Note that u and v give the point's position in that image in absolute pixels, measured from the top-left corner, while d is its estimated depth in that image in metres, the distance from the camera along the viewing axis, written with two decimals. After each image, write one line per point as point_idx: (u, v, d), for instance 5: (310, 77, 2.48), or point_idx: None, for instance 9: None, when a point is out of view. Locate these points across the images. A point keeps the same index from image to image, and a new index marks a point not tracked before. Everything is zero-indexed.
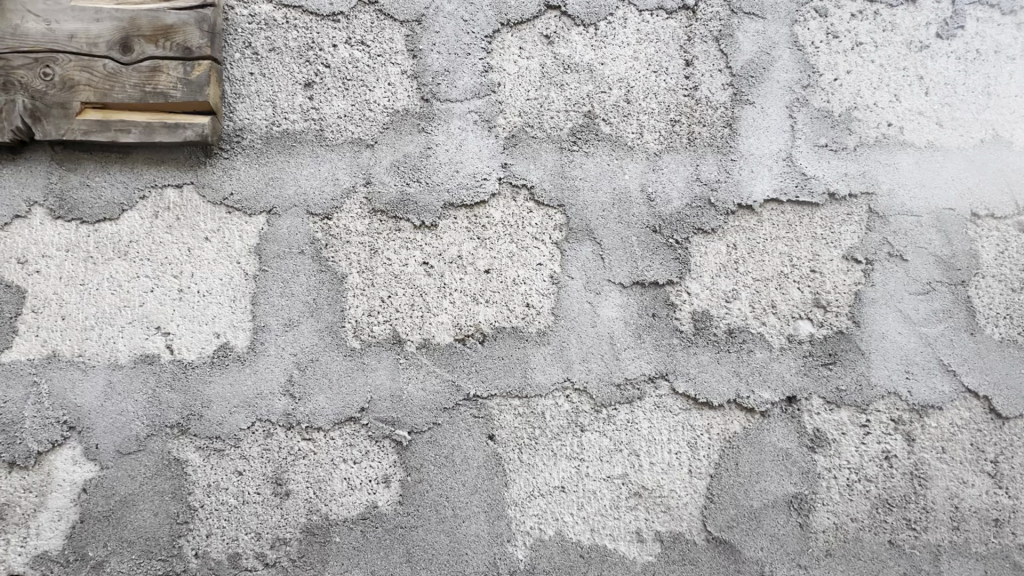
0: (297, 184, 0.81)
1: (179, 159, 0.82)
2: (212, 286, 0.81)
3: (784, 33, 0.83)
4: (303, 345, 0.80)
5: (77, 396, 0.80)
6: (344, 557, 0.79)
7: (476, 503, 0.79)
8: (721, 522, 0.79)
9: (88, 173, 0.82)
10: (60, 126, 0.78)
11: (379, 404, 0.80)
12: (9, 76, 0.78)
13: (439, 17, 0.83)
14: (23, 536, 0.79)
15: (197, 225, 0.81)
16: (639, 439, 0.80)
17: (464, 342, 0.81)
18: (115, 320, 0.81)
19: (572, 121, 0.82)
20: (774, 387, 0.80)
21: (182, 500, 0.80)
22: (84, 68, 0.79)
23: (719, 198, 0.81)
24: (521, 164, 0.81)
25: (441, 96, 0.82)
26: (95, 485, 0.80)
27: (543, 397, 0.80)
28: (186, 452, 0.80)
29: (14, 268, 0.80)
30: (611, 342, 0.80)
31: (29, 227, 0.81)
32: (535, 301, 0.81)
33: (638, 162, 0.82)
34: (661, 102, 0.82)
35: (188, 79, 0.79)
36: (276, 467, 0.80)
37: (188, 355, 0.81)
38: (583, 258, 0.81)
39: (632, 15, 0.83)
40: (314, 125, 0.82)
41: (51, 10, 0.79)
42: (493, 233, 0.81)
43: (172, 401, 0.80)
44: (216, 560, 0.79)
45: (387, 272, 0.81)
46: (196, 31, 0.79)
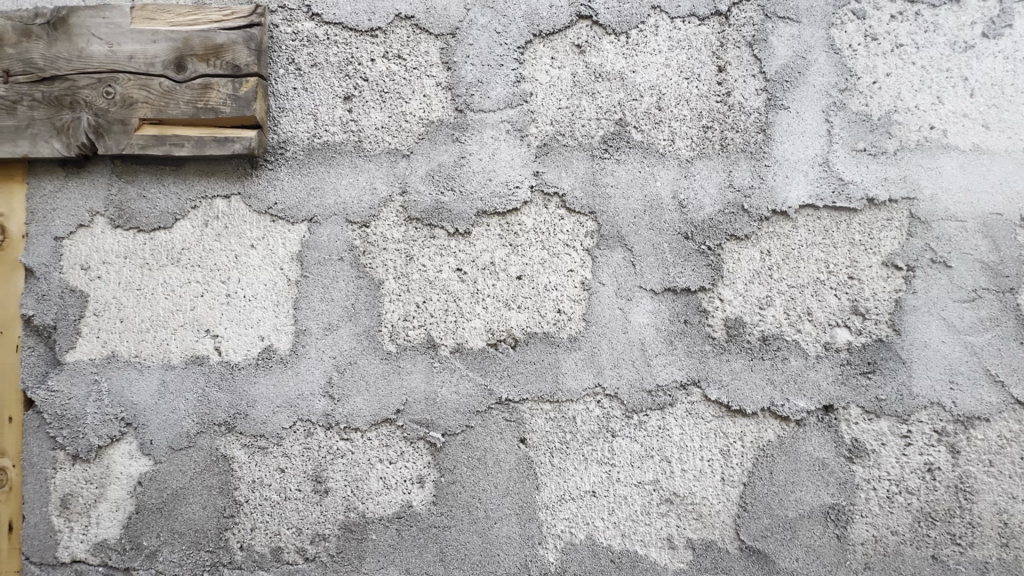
0: (337, 194, 0.85)
1: (227, 170, 0.86)
2: (257, 291, 0.85)
3: (820, 37, 0.82)
4: (342, 349, 0.84)
5: (134, 394, 0.85)
6: (381, 555, 0.82)
7: (507, 505, 0.81)
8: (754, 531, 0.78)
9: (145, 184, 0.87)
10: (119, 142, 0.84)
11: (414, 406, 0.82)
12: (76, 95, 0.84)
13: (472, 30, 0.85)
14: (85, 524, 0.85)
15: (244, 233, 0.86)
16: (670, 445, 0.80)
17: (497, 346, 0.82)
18: (169, 323, 0.86)
19: (603, 129, 0.83)
20: (810, 395, 0.79)
21: (228, 495, 0.84)
22: (142, 86, 0.84)
23: (753, 205, 0.81)
24: (553, 172, 0.83)
25: (475, 106, 0.84)
26: (149, 479, 0.84)
27: (574, 403, 0.81)
28: (232, 449, 0.84)
29: (79, 274, 0.86)
30: (642, 349, 0.81)
31: (92, 235, 0.86)
32: (566, 307, 0.82)
33: (670, 169, 0.82)
34: (693, 109, 0.82)
35: (237, 95, 0.83)
36: (316, 465, 0.84)
37: (235, 357, 0.85)
38: (614, 264, 0.81)
39: (664, 22, 0.83)
40: (353, 137, 0.86)
41: (112, 32, 0.84)
42: (525, 240, 0.82)
43: (220, 400, 0.84)
44: (261, 553, 0.83)
45: (422, 278, 0.83)
46: (244, 49, 0.83)
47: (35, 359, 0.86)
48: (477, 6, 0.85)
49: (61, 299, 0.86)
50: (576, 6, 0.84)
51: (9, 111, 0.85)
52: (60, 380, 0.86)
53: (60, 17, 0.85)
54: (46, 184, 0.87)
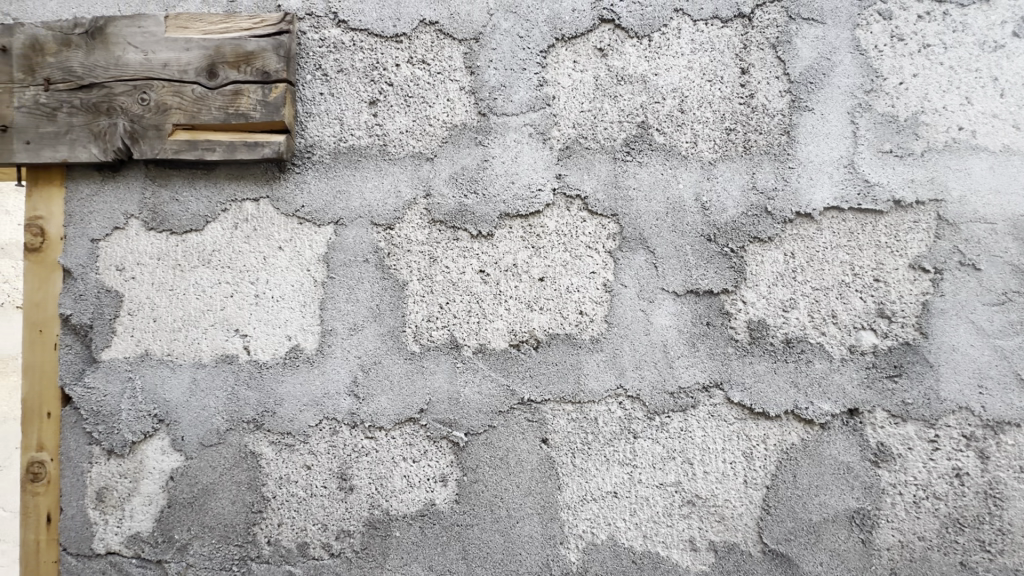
0: (363, 197, 0.86)
1: (256, 174, 0.88)
2: (284, 292, 0.87)
3: (845, 38, 0.81)
4: (367, 349, 0.85)
5: (166, 391, 0.88)
6: (405, 552, 0.83)
7: (529, 505, 0.82)
8: (777, 534, 0.78)
9: (177, 188, 0.89)
10: (154, 146, 0.86)
11: (438, 405, 0.84)
12: (112, 102, 0.87)
13: (495, 35, 0.86)
14: (119, 517, 0.87)
15: (272, 235, 0.88)
16: (693, 447, 0.80)
17: (519, 347, 0.83)
18: (199, 323, 0.88)
19: (625, 132, 0.84)
20: (835, 399, 0.78)
21: (256, 491, 0.86)
22: (176, 93, 0.86)
23: (776, 207, 0.80)
24: (575, 175, 0.83)
25: (498, 110, 0.85)
26: (180, 474, 0.87)
27: (596, 404, 0.81)
28: (260, 446, 0.86)
29: (114, 275, 0.89)
30: (664, 350, 0.81)
31: (127, 238, 0.89)
32: (588, 309, 0.82)
33: (692, 171, 0.82)
34: (716, 111, 0.82)
35: (266, 101, 0.85)
36: (341, 463, 0.85)
37: (263, 356, 0.87)
38: (636, 265, 0.82)
39: (686, 25, 0.84)
40: (378, 141, 0.87)
41: (147, 41, 0.87)
42: (547, 242, 0.83)
43: (248, 398, 0.87)
44: (287, 548, 0.85)
45: (446, 279, 0.85)
46: (273, 56, 0.85)
47: (72, 357, 0.89)
48: (500, 11, 0.86)
49: (97, 299, 0.89)
50: (599, 10, 0.85)
51: (49, 118, 0.88)
52: (96, 377, 0.88)
53: (98, 27, 0.88)
54: (84, 188, 0.90)
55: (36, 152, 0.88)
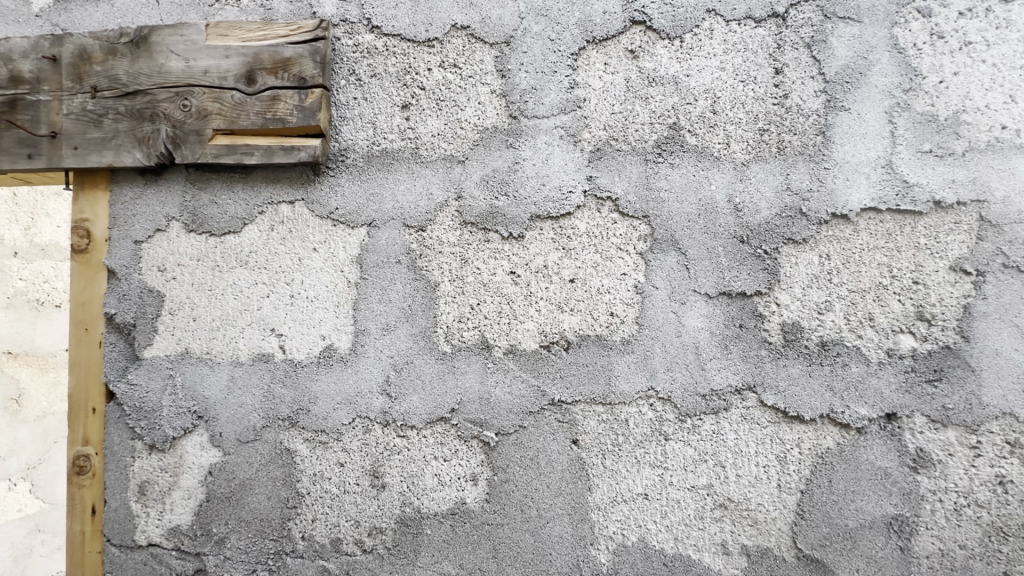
0: (395, 199, 0.88)
1: (292, 177, 0.90)
2: (319, 292, 0.89)
3: (883, 36, 0.80)
4: (399, 348, 0.87)
5: (205, 389, 0.90)
6: (436, 550, 0.84)
7: (560, 505, 0.82)
8: (812, 539, 0.77)
9: (216, 191, 0.92)
10: (195, 151, 0.89)
11: (469, 405, 0.84)
12: (155, 108, 0.90)
13: (527, 38, 0.87)
14: (160, 510, 0.90)
15: (307, 237, 0.90)
16: (725, 450, 0.79)
17: (550, 348, 0.83)
18: (237, 322, 0.91)
19: (657, 133, 0.83)
20: (872, 403, 0.77)
21: (291, 487, 0.88)
22: (216, 99, 0.89)
23: (812, 208, 0.79)
24: (606, 177, 0.84)
25: (529, 112, 0.86)
26: (218, 469, 0.89)
27: (627, 405, 0.81)
28: (295, 443, 0.88)
29: (156, 275, 0.92)
30: (696, 352, 0.80)
31: (168, 239, 0.92)
32: (619, 310, 0.82)
33: (724, 173, 0.82)
34: (749, 112, 0.82)
35: (303, 106, 0.87)
36: (373, 461, 0.87)
37: (298, 355, 0.89)
38: (667, 267, 0.82)
39: (719, 26, 0.83)
40: (410, 144, 0.88)
41: (189, 49, 0.90)
42: (578, 244, 0.84)
43: (284, 396, 0.89)
44: (321, 544, 0.87)
45: (477, 281, 0.85)
46: (309, 62, 0.87)
47: (116, 355, 0.93)
48: (531, 15, 0.87)
49: (140, 299, 0.92)
50: (630, 12, 0.85)
51: (96, 124, 0.92)
52: (139, 374, 0.92)
53: (143, 36, 0.91)
54: (128, 192, 0.94)
55: (83, 157, 0.92)
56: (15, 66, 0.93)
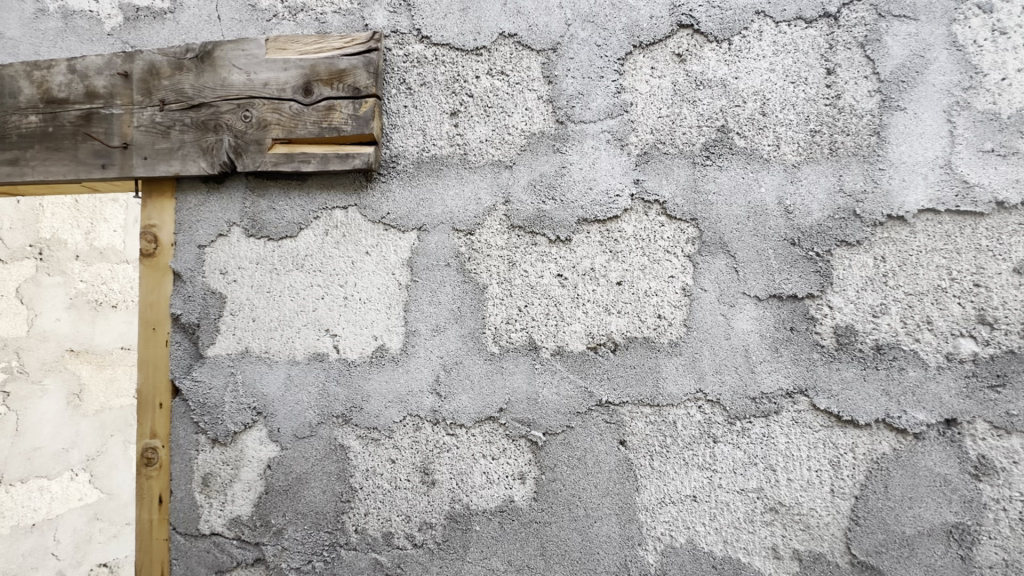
0: (445, 204, 0.91)
1: (345, 184, 0.94)
2: (371, 294, 0.92)
3: (940, 34, 0.78)
4: (448, 349, 0.89)
5: (264, 386, 0.95)
6: (484, 546, 0.86)
7: (608, 505, 0.83)
8: (867, 546, 0.76)
9: (274, 198, 0.96)
10: (256, 160, 0.93)
11: (517, 405, 0.86)
12: (219, 120, 0.95)
13: (573, 44, 0.88)
14: (222, 501, 0.95)
15: (360, 241, 0.93)
16: (776, 453, 0.79)
17: (597, 350, 0.85)
18: (294, 323, 0.95)
19: (705, 136, 0.84)
20: (930, 408, 0.75)
21: (345, 481, 0.91)
22: (275, 110, 0.93)
23: (866, 209, 0.78)
24: (653, 180, 0.84)
25: (576, 117, 0.87)
26: (277, 463, 0.94)
27: (675, 407, 0.82)
28: (349, 439, 0.91)
29: (219, 277, 0.97)
30: (745, 355, 0.80)
31: (230, 244, 0.97)
32: (666, 313, 0.83)
33: (775, 175, 0.81)
34: (800, 113, 0.81)
35: (357, 115, 0.90)
36: (424, 458, 0.89)
37: (351, 355, 0.92)
38: (716, 269, 0.82)
39: (768, 27, 0.83)
40: (459, 150, 0.91)
41: (250, 62, 0.95)
42: (625, 247, 0.85)
43: (338, 394, 0.92)
44: (374, 537, 0.90)
45: (525, 283, 0.87)
46: (363, 72, 0.91)
47: (181, 353, 0.98)
48: (578, 21, 0.88)
49: (204, 300, 0.97)
50: (677, 16, 0.85)
51: (164, 135, 0.97)
52: (202, 372, 0.97)
53: (207, 51, 0.96)
54: (192, 199, 0.99)
55: (152, 166, 0.97)
56: (91, 82, 1.00)
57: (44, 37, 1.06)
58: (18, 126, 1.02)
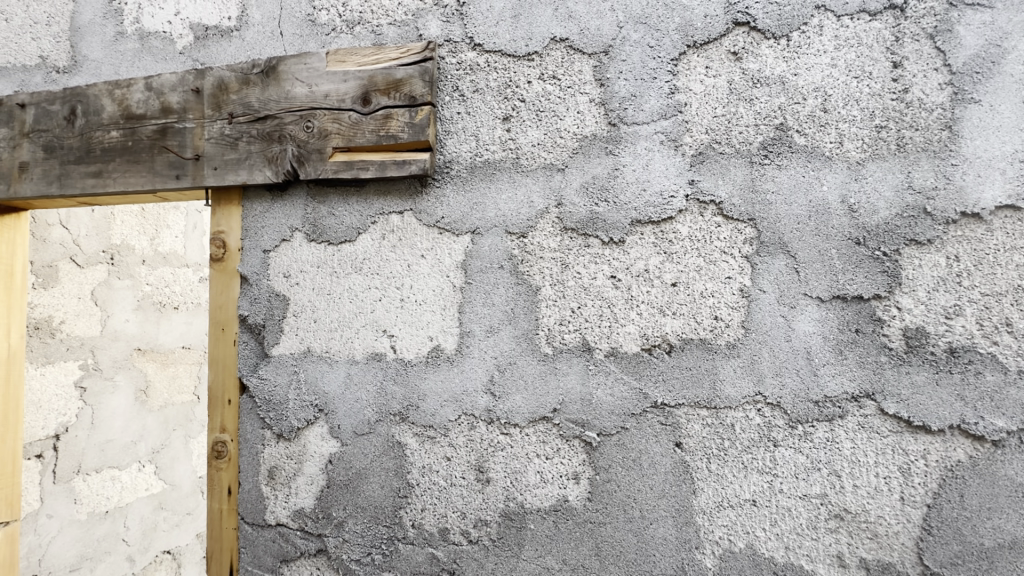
0: (498, 207, 0.92)
1: (401, 189, 0.97)
2: (426, 296, 0.95)
3: (1019, 21, 0.75)
4: (503, 350, 0.91)
5: (325, 384, 0.99)
6: (539, 544, 0.88)
7: (664, 507, 0.83)
8: (941, 557, 0.74)
9: (334, 204, 1.00)
10: (317, 168, 0.98)
11: (571, 406, 0.87)
12: (283, 131, 1.00)
13: (626, 46, 0.88)
14: (287, 493, 1.00)
15: (415, 244, 0.96)
16: (841, 459, 0.77)
17: (652, 351, 0.85)
18: (353, 324, 0.98)
19: (762, 135, 0.82)
20: (1011, 414, 0.72)
21: (403, 478, 0.94)
22: (335, 120, 0.97)
23: (937, 207, 0.75)
24: (709, 180, 0.84)
25: (628, 120, 0.88)
26: (338, 458, 0.97)
27: (733, 410, 0.81)
28: (406, 437, 0.94)
29: (282, 281, 1.02)
30: (807, 357, 0.79)
31: (293, 248, 1.02)
32: (723, 314, 0.82)
33: (837, 173, 0.79)
34: (864, 108, 0.79)
35: (413, 122, 0.93)
36: (478, 456, 0.91)
37: (408, 355, 0.95)
38: (776, 270, 0.81)
39: (829, 21, 0.81)
40: (511, 154, 0.92)
41: (312, 75, 0.99)
42: (680, 248, 0.84)
43: (395, 392, 0.95)
44: (430, 532, 0.93)
45: (578, 285, 0.88)
46: (419, 81, 0.94)
47: (248, 352, 1.03)
48: (630, 23, 0.88)
49: (269, 302, 1.02)
50: (733, 14, 0.84)
51: (232, 147, 1.03)
52: (268, 370, 1.02)
53: (272, 66, 1.01)
54: (258, 206, 1.04)
55: (222, 176, 1.03)
56: (166, 98, 1.07)
57: (123, 58, 1.14)
58: (102, 141, 1.10)
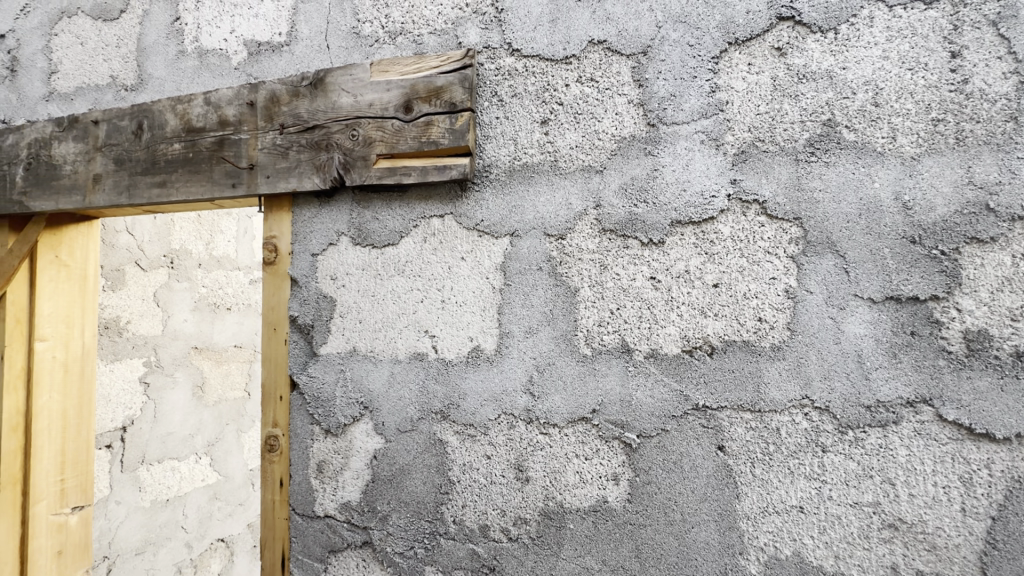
0: (536, 210, 0.94)
1: (442, 194, 1.00)
2: (466, 297, 0.97)
3: None
4: (542, 350, 0.92)
5: (370, 382, 1.03)
6: (579, 544, 0.88)
7: (706, 511, 0.82)
8: (1006, 572, 0.70)
9: (377, 209, 1.04)
10: (362, 174, 1.02)
11: (610, 407, 0.87)
12: (329, 139, 1.04)
13: (665, 46, 0.88)
14: (334, 486, 1.04)
15: (455, 247, 0.98)
16: (895, 466, 0.74)
17: (692, 353, 0.84)
18: (396, 325, 1.02)
19: (809, 131, 0.80)
20: None
21: (444, 474, 0.97)
22: (379, 128, 1.01)
23: (1001, 203, 0.72)
24: (752, 179, 0.82)
25: (667, 119, 0.87)
26: (382, 454, 1.01)
27: (778, 414, 0.79)
28: (447, 435, 0.97)
29: (330, 283, 1.07)
30: (858, 360, 0.76)
31: (339, 252, 1.06)
32: (767, 316, 0.81)
33: (890, 169, 0.76)
34: (919, 101, 0.76)
35: (453, 128, 0.96)
36: (518, 455, 0.92)
37: (449, 355, 0.98)
38: (824, 270, 0.78)
39: (880, 12, 0.78)
40: (550, 157, 0.93)
41: (357, 86, 1.03)
42: (722, 248, 0.83)
43: (437, 391, 0.98)
44: (471, 529, 0.95)
45: (617, 286, 0.88)
46: (459, 88, 0.96)
47: (298, 351, 1.08)
48: (669, 23, 0.88)
49: (317, 303, 1.07)
50: (777, 9, 0.82)
51: (283, 156, 1.08)
52: (317, 368, 1.06)
53: (320, 78, 1.06)
54: (306, 211, 1.09)
55: (273, 184, 1.09)
56: (223, 112, 1.14)
57: (184, 75, 1.22)
58: (166, 153, 1.18)
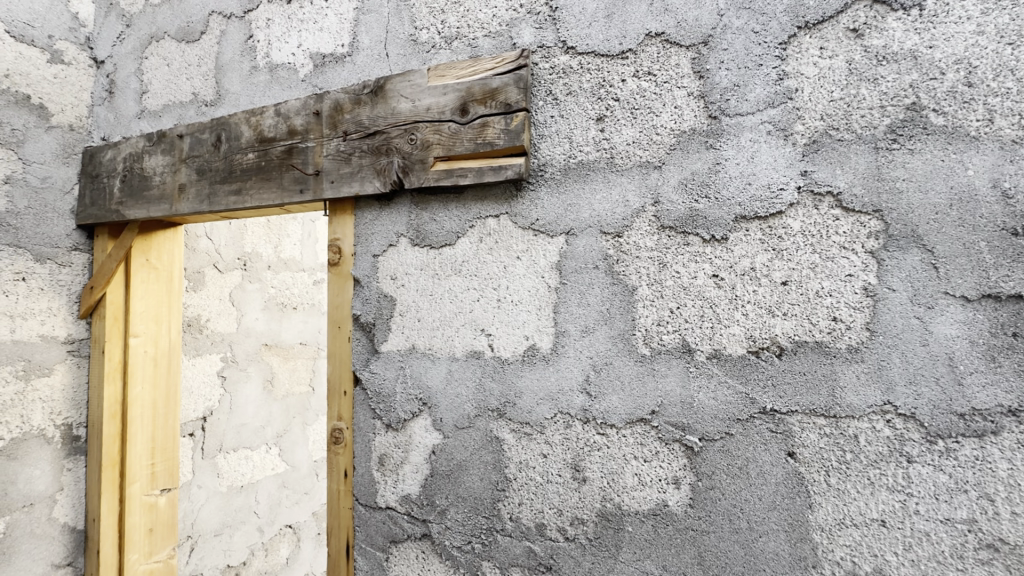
0: (592, 208, 0.93)
1: (497, 194, 1.01)
2: (522, 296, 0.98)
3: None
4: (599, 350, 0.91)
5: (428, 379, 1.05)
6: (638, 547, 0.87)
7: (775, 520, 0.78)
8: None
9: (435, 210, 1.07)
10: (420, 177, 1.05)
11: (670, 408, 0.85)
12: (389, 144, 1.08)
13: (727, 34, 0.85)
14: (395, 479, 1.07)
15: (511, 246, 0.99)
16: (994, 481, 0.68)
17: (759, 354, 0.80)
18: (453, 323, 1.04)
19: (890, 117, 0.75)
20: None
21: (501, 471, 0.98)
22: (436, 131, 1.04)
23: None
24: (825, 170, 0.77)
25: (730, 111, 0.84)
26: (440, 449, 1.03)
27: (857, 420, 0.74)
28: (503, 432, 0.98)
29: (390, 282, 1.11)
30: (949, 364, 0.70)
31: (399, 252, 1.10)
32: (843, 315, 0.76)
33: (987, 155, 0.70)
34: (1021, 79, 0.69)
35: (508, 129, 0.96)
36: (575, 455, 0.92)
37: (505, 353, 0.98)
38: (907, 266, 0.73)
39: None
40: (606, 154, 0.92)
41: (415, 91, 1.07)
42: (791, 244, 0.79)
43: (493, 389, 0.99)
44: (527, 526, 0.95)
45: (677, 284, 0.86)
46: (514, 89, 0.97)
47: (360, 348, 1.13)
48: (732, 10, 0.84)
49: (378, 302, 1.11)
50: None
51: (346, 161, 1.13)
52: (378, 365, 1.11)
53: (380, 86, 1.10)
54: (368, 214, 1.14)
55: (337, 188, 1.14)
56: (292, 122, 1.21)
57: (256, 89, 1.30)
58: (241, 162, 1.26)
